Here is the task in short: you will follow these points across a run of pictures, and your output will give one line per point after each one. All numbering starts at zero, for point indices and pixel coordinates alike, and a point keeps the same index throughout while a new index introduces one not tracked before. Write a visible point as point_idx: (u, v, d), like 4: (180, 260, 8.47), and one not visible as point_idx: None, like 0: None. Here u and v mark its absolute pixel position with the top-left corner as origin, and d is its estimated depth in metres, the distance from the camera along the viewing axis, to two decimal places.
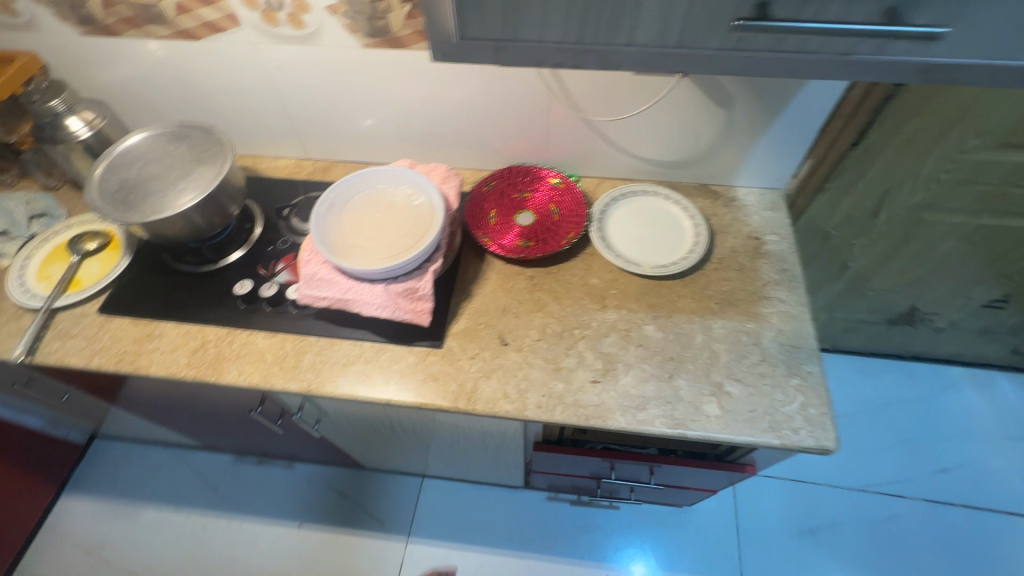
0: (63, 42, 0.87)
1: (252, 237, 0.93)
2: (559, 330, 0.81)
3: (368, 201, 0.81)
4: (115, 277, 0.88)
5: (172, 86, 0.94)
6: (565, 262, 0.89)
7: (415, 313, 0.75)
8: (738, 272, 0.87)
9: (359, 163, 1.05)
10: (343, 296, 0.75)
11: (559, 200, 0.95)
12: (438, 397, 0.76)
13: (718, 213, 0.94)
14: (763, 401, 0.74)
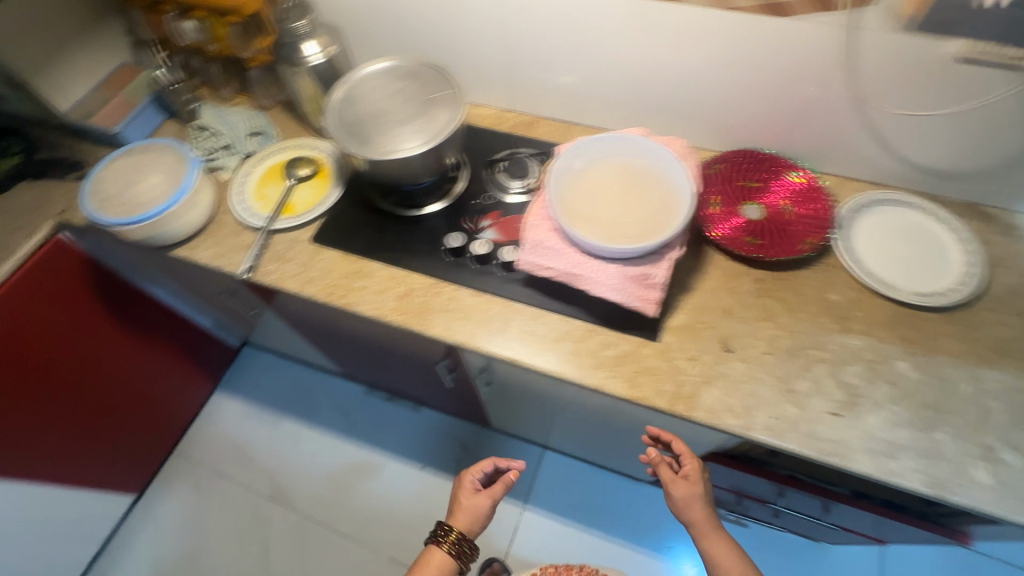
0: None
1: (456, 188, 0.90)
2: (792, 347, 0.72)
3: (606, 171, 0.74)
4: (328, 208, 0.89)
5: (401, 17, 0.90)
6: (799, 270, 0.79)
7: (645, 302, 0.69)
8: (1020, 317, 0.72)
9: (564, 123, 0.98)
10: (569, 270, 0.71)
11: (796, 197, 0.83)
12: (653, 395, 0.70)
13: (993, 242, 0.79)
14: None
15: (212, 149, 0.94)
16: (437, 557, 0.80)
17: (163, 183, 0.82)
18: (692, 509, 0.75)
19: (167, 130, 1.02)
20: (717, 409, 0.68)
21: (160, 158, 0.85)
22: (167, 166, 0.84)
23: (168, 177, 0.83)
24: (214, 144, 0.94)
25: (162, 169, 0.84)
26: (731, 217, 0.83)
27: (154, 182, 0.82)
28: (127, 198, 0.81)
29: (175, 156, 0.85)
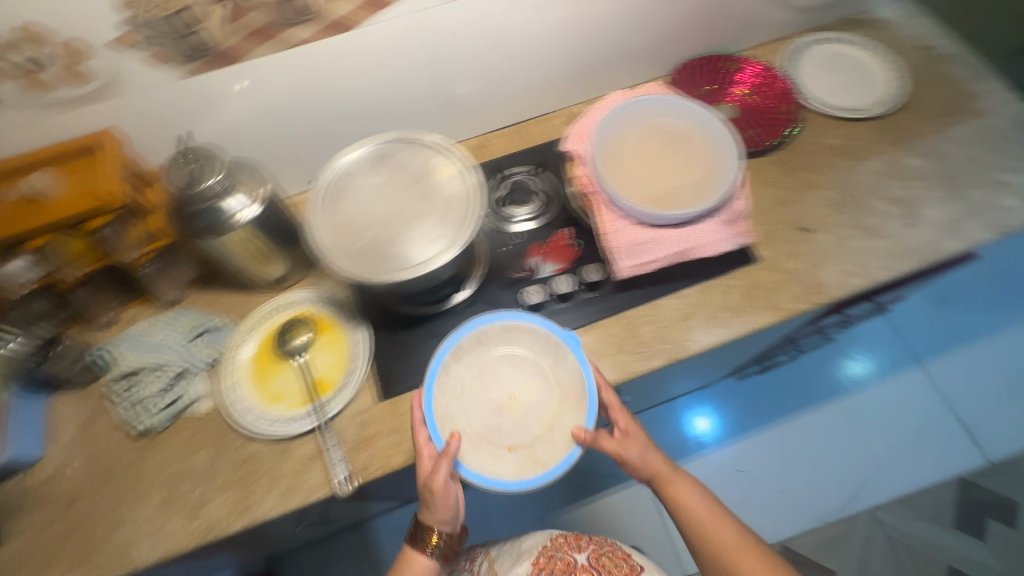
0: (163, 94, 0.63)
1: (478, 246, 0.79)
2: (842, 196, 0.81)
3: (633, 143, 0.70)
4: (369, 355, 0.72)
5: (302, 109, 0.73)
6: (796, 138, 0.85)
7: (746, 234, 0.71)
8: (937, 81, 0.90)
9: (511, 124, 0.91)
10: (676, 251, 0.68)
11: (744, 80, 0.89)
12: (793, 305, 0.74)
13: (879, 36, 0.95)
14: None
15: (166, 389, 0.70)
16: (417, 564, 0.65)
17: (548, 395, 0.69)
18: (651, 463, 0.69)
19: (64, 407, 0.72)
20: (842, 280, 0.74)
21: (545, 364, 0.70)
22: (545, 370, 0.70)
23: (552, 385, 0.69)
24: (166, 380, 0.70)
25: (535, 369, 0.70)
26: None
27: (537, 399, 0.68)
28: (513, 438, 0.66)
29: (539, 344, 0.71)
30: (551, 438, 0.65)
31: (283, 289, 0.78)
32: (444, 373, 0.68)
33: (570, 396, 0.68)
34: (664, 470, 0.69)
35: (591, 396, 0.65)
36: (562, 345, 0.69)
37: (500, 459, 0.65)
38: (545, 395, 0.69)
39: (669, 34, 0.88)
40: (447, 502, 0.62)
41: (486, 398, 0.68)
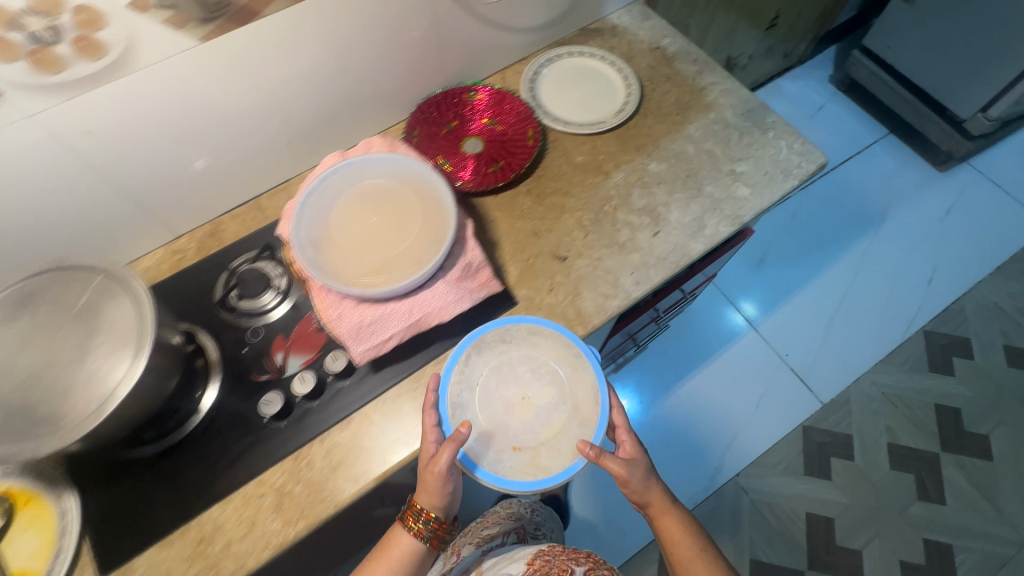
0: None
1: (211, 356, 0.69)
2: (594, 216, 0.80)
3: (345, 216, 0.63)
4: (79, 522, 0.60)
5: None
6: (544, 159, 0.85)
7: (487, 285, 0.67)
8: (669, 81, 0.92)
9: (247, 202, 0.81)
10: (411, 322, 0.62)
11: (488, 109, 0.87)
12: None
13: (614, 44, 0.97)
14: (766, 160, 0.84)
15: None
16: (405, 541, 0.63)
17: (559, 406, 0.65)
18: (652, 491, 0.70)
19: None
20: (601, 304, 0.73)
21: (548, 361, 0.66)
22: (557, 369, 0.66)
23: (564, 393, 0.65)
24: None
25: (549, 376, 0.66)
26: (463, 164, 0.83)
27: (548, 403, 0.64)
28: (521, 437, 0.63)
29: (555, 354, 0.67)
30: (548, 452, 0.61)
31: None
32: (485, 359, 0.66)
33: (584, 405, 0.64)
34: (659, 505, 0.70)
35: (602, 412, 0.62)
36: (582, 359, 0.66)
37: (506, 454, 0.62)
38: (567, 387, 0.65)
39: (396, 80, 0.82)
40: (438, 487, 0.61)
41: (500, 392, 0.64)
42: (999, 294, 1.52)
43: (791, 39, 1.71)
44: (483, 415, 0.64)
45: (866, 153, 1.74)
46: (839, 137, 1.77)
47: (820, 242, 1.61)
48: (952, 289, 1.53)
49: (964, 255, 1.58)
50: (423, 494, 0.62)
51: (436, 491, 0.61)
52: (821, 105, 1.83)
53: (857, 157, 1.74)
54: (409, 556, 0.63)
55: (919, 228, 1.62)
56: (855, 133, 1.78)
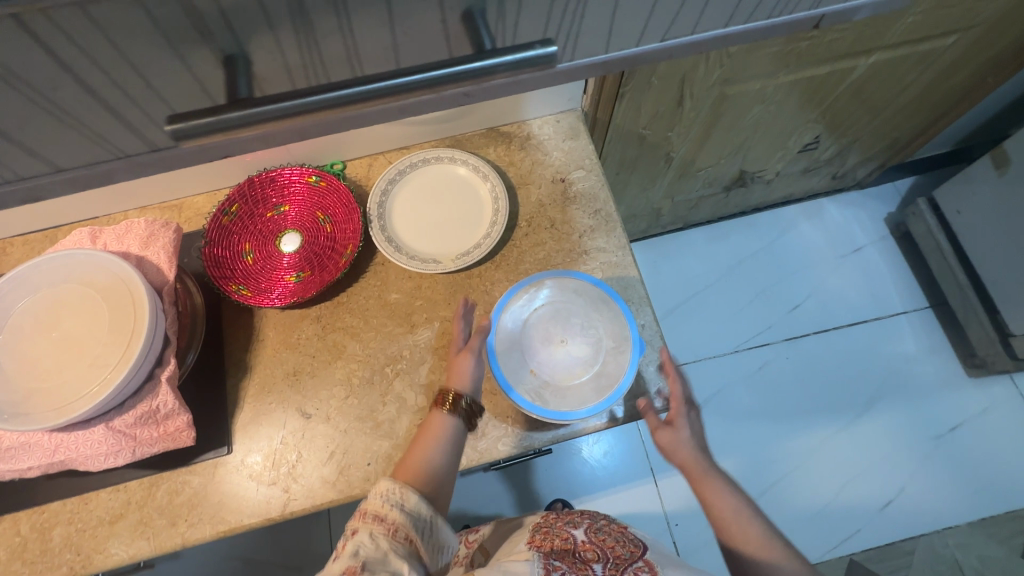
0: None
1: None
2: (368, 375, 0.68)
3: (31, 321, 0.56)
4: None
5: None
6: (356, 283, 0.73)
7: (169, 437, 0.58)
8: (550, 230, 0.76)
9: (43, 231, 0.76)
10: (52, 461, 0.55)
11: (327, 203, 0.75)
12: (248, 516, 0.62)
13: (515, 161, 0.80)
14: None
15: None
16: (439, 426, 0.59)
17: (590, 364, 0.64)
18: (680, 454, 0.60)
19: None
20: (315, 489, 0.63)
21: (598, 324, 0.65)
22: (602, 337, 0.65)
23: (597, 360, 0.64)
24: None
25: (592, 337, 0.65)
26: (267, 261, 0.73)
27: (579, 357, 0.64)
28: (542, 368, 0.64)
29: (607, 325, 0.65)
30: (562, 397, 0.62)
31: None
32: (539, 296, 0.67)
33: (608, 375, 0.63)
34: (691, 462, 0.60)
35: (618, 391, 0.60)
36: (629, 342, 0.63)
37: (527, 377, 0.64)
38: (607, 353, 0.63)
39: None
40: (474, 373, 0.60)
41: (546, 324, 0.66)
42: (966, 553, 1.24)
43: (844, 162, 1.40)
44: (522, 337, 0.65)
45: (885, 322, 1.44)
46: (860, 292, 1.47)
47: (778, 408, 1.37)
48: (908, 524, 1.26)
49: (944, 489, 1.29)
50: (453, 376, 0.62)
51: (470, 377, 0.60)
52: (860, 245, 1.52)
53: (872, 324, 1.44)
54: (447, 439, 0.58)
55: (907, 436, 1.34)
56: (885, 294, 1.47)
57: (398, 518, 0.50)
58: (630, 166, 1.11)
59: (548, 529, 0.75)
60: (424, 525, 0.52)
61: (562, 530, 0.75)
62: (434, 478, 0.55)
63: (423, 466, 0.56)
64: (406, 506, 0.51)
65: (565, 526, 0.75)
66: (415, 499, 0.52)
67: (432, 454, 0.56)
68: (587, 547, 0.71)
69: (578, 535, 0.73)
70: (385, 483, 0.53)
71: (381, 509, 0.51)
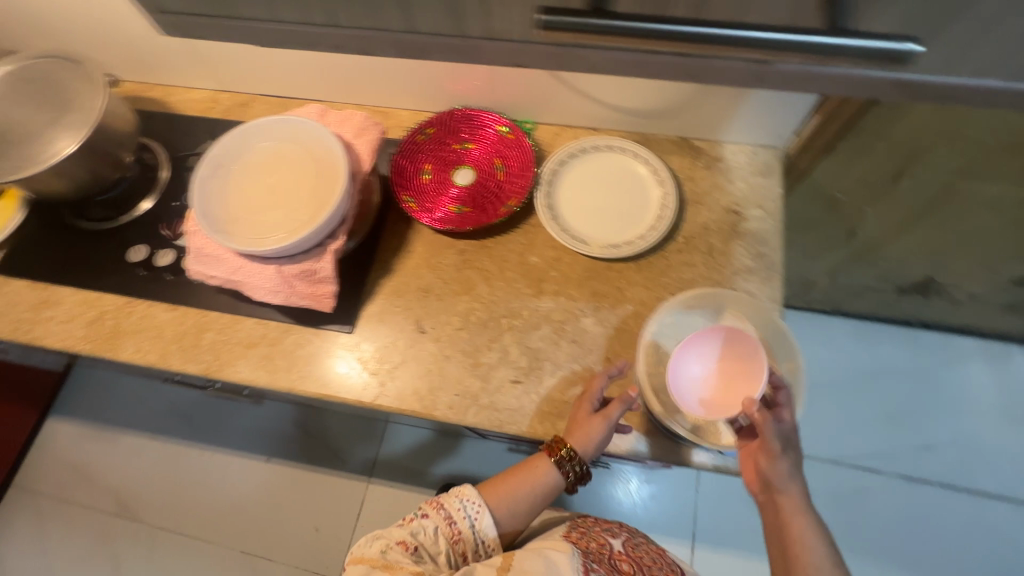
0: None
1: (158, 185, 0.82)
2: (485, 318, 0.71)
3: (258, 167, 0.67)
4: (10, 232, 0.80)
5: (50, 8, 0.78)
6: (505, 234, 0.76)
7: (315, 299, 0.66)
8: (704, 255, 0.73)
9: (281, 96, 0.89)
10: (230, 278, 0.66)
11: (508, 154, 0.80)
12: (344, 391, 0.69)
13: (695, 177, 0.78)
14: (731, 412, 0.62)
15: None
16: (540, 465, 0.64)
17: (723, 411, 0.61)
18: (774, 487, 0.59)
19: None
20: (404, 395, 0.68)
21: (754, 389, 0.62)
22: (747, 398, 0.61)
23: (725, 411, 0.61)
24: None
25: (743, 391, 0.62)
26: (439, 186, 0.79)
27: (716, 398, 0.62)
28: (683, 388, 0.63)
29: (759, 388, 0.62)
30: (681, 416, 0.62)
31: None
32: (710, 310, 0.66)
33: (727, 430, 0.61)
34: (796, 500, 0.60)
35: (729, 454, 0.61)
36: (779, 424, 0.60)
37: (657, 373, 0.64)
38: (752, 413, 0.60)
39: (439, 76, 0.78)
40: (594, 442, 0.60)
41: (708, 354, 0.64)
42: None
43: None
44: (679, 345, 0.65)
45: None
46: (1018, 466, 1.23)
47: (860, 543, 1.21)
48: None
49: None
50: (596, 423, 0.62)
51: (590, 442, 0.60)
52: None
53: (1017, 506, 1.20)
54: (542, 485, 0.64)
55: None
56: None
57: (465, 529, 0.62)
58: (804, 227, 1.03)
59: (585, 529, 0.75)
60: (477, 545, 0.62)
61: (600, 536, 0.74)
62: (511, 498, 0.64)
63: (510, 493, 0.64)
64: (476, 524, 0.62)
65: (602, 530, 0.76)
66: (486, 526, 0.62)
67: (520, 494, 0.63)
68: (623, 558, 0.72)
69: (613, 543, 0.74)
70: (473, 493, 0.63)
71: (457, 512, 0.62)
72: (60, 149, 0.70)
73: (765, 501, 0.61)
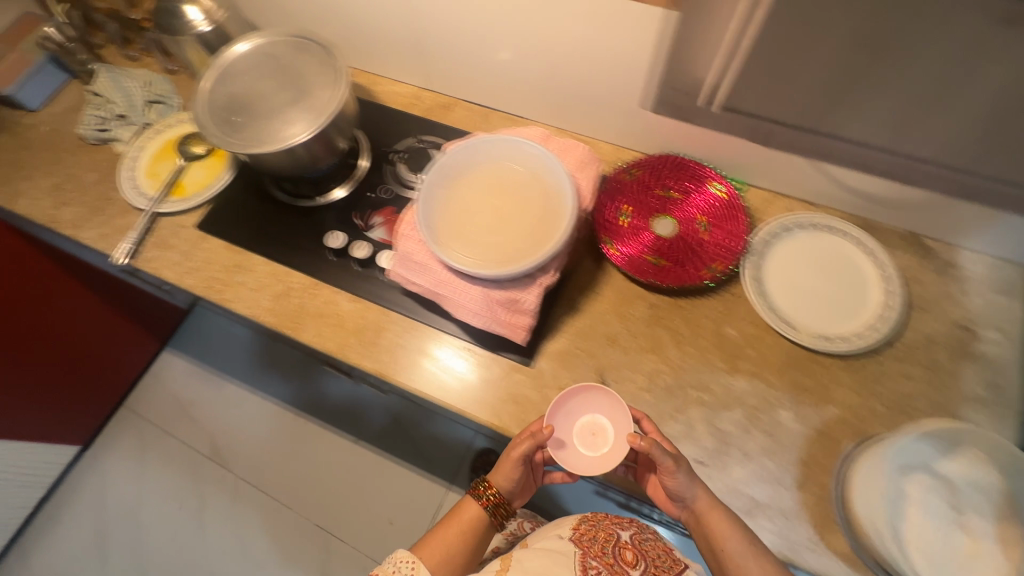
0: None
1: (356, 173, 0.84)
2: (671, 384, 0.67)
3: (483, 186, 0.66)
4: (216, 192, 0.84)
5: None
6: (702, 297, 0.72)
7: (511, 329, 0.64)
8: (928, 369, 0.66)
9: (485, 107, 0.89)
10: (432, 289, 0.66)
11: (716, 212, 0.75)
12: (515, 426, 0.67)
13: (923, 280, 0.71)
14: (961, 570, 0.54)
15: (107, 119, 0.90)
16: (467, 512, 0.68)
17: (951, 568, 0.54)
18: None
19: (70, 91, 0.97)
20: (499, 412, 0.67)
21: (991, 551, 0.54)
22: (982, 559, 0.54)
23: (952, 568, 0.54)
24: (107, 114, 0.90)
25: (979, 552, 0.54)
26: (638, 231, 0.76)
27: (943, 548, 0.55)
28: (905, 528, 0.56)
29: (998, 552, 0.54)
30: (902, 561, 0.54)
31: None
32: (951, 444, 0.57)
33: None
34: (708, 503, 0.58)
35: None
36: None
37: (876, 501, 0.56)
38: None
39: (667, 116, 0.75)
40: (512, 475, 0.66)
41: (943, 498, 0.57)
42: None
43: None
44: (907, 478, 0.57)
45: None
46: None
47: None
48: None
49: None
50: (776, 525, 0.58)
51: (509, 479, 0.66)
52: None
53: None
54: (472, 529, 0.67)
55: None
56: None
57: None
58: None
59: (595, 522, 0.77)
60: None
61: (607, 527, 0.76)
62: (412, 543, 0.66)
63: (440, 548, 0.65)
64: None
65: (612, 522, 0.77)
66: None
67: (451, 543, 0.65)
68: (627, 549, 0.72)
69: (622, 535, 0.75)
70: (401, 554, 0.64)
71: (391, 574, 0.62)
72: (290, 129, 0.70)
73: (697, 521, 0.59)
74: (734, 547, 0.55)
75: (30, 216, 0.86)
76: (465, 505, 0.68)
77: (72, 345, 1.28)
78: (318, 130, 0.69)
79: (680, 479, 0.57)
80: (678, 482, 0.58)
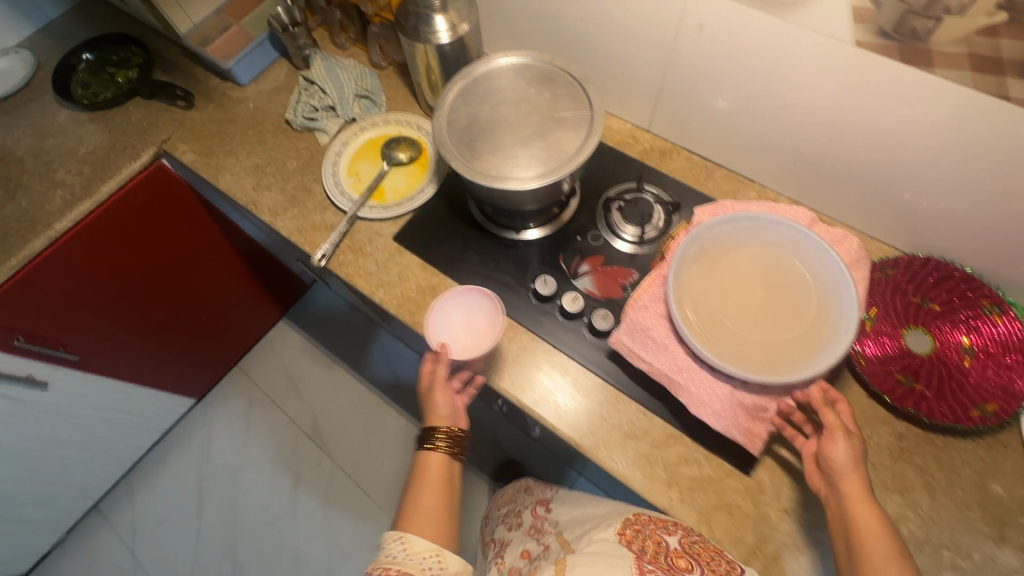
0: None
1: (565, 212, 0.78)
2: (920, 537, 0.58)
3: (739, 270, 0.59)
4: (417, 205, 0.80)
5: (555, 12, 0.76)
6: (960, 437, 0.62)
7: (750, 439, 0.56)
8: None
9: (708, 161, 0.82)
10: (666, 372, 0.59)
11: (989, 338, 0.64)
12: (725, 541, 0.59)
13: None
14: None
15: (316, 108, 0.88)
16: (433, 463, 0.66)
17: None
18: None
19: (278, 71, 0.97)
20: (710, 521, 0.60)
21: None
22: None
23: None
24: (317, 103, 0.88)
25: None
26: (885, 340, 0.66)
27: None
28: None
29: None
30: None
31: (428, 116, 0.88)
32: None
33: None
34: (859, 492, 0.49)
35: None
36: None
37: None
38: None
39: (957, 208, 0.65)
40: (443, 405, 0.67)
41: None
42: None
43: None
44: None
45: None
46: None
47: None
48: None
49: None
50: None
51: (443, 410, 0.67)
52: None
53: None
54: (449, 482, 0.66)
55: None
56: None
57: (407, 561, 0.59)
58: None
59: (640, 527, 0.59)
60: (429, 564, 0.59)
61: (655, 532, 0.58)
62: (402, 518, 0.63)
63: (425, 507, 0.63)
64: (411, 548, 0.60)
65: (658, 526, 0.59)
66: (419, 546, 0.60)
67: (438, 503, 0.64)
68: (681, 557, 0.54)
69: (672, 541, 0.56)
70: (388, 534, 0.62)
71: (392, 557, 0.59)
72: (528, 165, 0.65)
73: (827, 497, 0.51)
74: (878, 549, 0.46)
75: (230, 194, 0.86)
76: (427, 459, 0.66)
77: (212, 311, 1.29)
78: (560, 175, 0.63)
79: (843, 448, 0.51)
80: (836, 451, 0.51)
